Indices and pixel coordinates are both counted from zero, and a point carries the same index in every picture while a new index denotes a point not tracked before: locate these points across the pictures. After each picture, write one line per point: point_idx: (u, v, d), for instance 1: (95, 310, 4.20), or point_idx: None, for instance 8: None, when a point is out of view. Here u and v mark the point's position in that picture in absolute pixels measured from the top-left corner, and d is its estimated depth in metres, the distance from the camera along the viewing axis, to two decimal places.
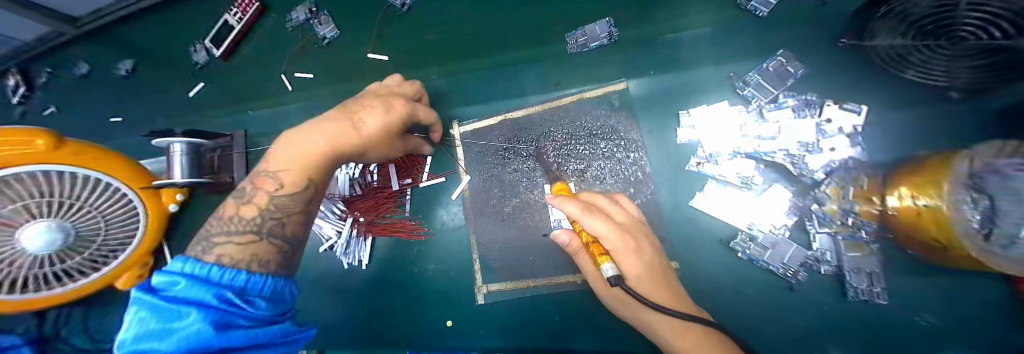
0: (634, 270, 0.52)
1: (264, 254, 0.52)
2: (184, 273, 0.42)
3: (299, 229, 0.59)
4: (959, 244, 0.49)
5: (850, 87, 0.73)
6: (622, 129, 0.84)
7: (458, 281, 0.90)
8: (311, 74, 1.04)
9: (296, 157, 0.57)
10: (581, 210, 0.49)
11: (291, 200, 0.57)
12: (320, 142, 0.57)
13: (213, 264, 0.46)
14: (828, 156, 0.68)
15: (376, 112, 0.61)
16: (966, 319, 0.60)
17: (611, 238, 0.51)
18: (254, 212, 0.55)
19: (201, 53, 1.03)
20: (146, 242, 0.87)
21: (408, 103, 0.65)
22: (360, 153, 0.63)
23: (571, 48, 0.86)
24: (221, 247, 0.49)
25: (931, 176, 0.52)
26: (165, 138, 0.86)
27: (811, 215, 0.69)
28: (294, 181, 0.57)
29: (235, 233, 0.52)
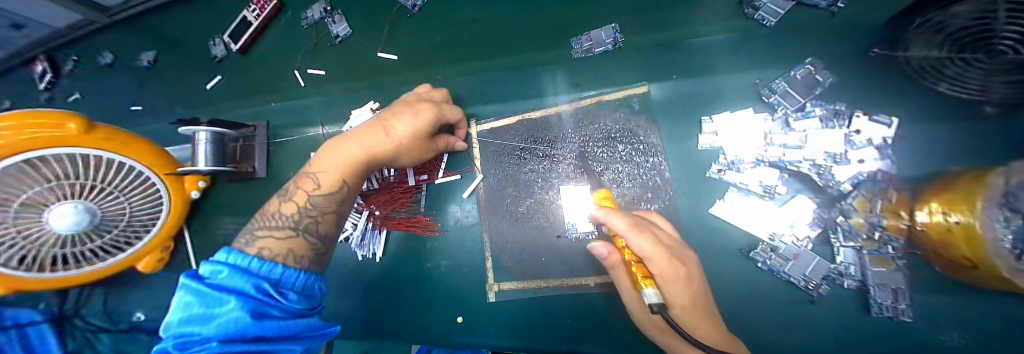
0: (679, 297, 0.55)
1: (300, 251, 0.57)
2: (228, 263, 0.46)
3: (329, 229, 0.64)
4: (987, 261, 0.48)
5: (879, 97, 0.71)
6: (642, 133, 0.83)
7: (468, 278, 0.91)
8: (321, 70, 1.05)
9: (333, 162, 0.64)
10: (628, 225, 0.55)
11: (325, 199, 0.63)
12: (357, 149, 0.64)
13: (255, 256, 0.49)
14: (856, 168, 0.67)
15: (407, 119, 0.66)
16: (994, 340, 0.57)
17: (660, 262, 0.54)
18: (294, 209, 0.61)
19: (220, 48, 1.07)
20: (168, 226, 0.90)
21: (433, 111, 0.70)
22: (392, 159, 0.68)
23: (576, 53, 0.89)
24: (262, 241, 0.55)
25: (965, 193, 0.50)
26: (190, 127, 0.88)
27: (835, 228, 0.67)
28: (330, 184, 0.63)
29: (274, 229, 0.58)
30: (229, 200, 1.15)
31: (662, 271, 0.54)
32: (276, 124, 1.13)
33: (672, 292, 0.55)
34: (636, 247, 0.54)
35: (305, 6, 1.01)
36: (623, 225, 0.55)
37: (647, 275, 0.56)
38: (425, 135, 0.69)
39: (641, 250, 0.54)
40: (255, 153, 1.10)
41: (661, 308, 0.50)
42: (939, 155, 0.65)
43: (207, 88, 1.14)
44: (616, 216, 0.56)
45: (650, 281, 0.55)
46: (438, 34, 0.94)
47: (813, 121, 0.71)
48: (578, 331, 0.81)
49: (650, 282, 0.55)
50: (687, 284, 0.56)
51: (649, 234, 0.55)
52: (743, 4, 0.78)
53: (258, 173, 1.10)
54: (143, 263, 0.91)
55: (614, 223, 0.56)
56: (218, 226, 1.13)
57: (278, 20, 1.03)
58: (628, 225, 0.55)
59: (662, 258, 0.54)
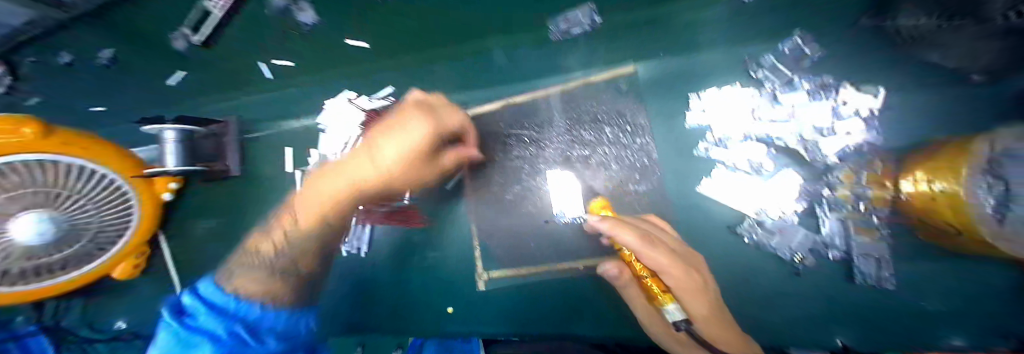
0: (699, 307, 0.58)
1: (274, 290, 0.71)
2: (208, 302, 0.65)
3: (307, 264, 0.80)
4: (973, 230, 0.49)
5: (868, 68, 0.70)
6: (629, 114, 0.82)
7: (458, 268, 0.89)
8: (289, 62, 0.96)
9: (320, 198, 0.77)
10: (638, 241, 0.58)
11: (303, 240, 0.78)
12: (336, 189, 0.77)
13: (234, 298, 0.66)
14: (844, 141, 0.66)
15: (391, 144, 0.72)
16: (972, 304, 0.59)
17: (675, 275, 0.57)
18: (271, 250, 0.77)
19: (182, 41, 0.93)
20: (138, 234, 0.89)
21: (430, 124, 0.71)
22: (376, 186, 0.78)
23: (554, 35, 0.81)
24: (241, 283, 0.70)
25: (949, 162, 0.51)
26: (158, 126, 0.86)
27: (822, 201, 0.66)
28: (309, 224, 0.78)
29: (253, 273, 0.73)
30: (205, 201, 1.10)
31: (680, 285, 0.56)
32: (247, 119, 1.06)
33: (693, 307, 0.58)
34: (651, 261, 0.57)
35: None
36: (632, 241, 0.58)
37: (666, 291, 0.57)
38: (420, 150, 0.73)
39: (657, 265, 0.56)
40: (227, 150, 1.05)
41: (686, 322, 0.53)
42: (926, 125, 0.65)
43: (168, 84, 1.04)
44: (626, 231, 0.59)
45: (671, 297, 0.56)
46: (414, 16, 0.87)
47: (801, 94, 0.70)
48: (569, 315, 0.81)
49: (671, 298, 0.56)
50: (700, 295, 0.60)
51: (661, 248, 0.59)
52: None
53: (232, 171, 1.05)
54: (117, 271, 0.91)
55: (622, 238, 0.59)
56: (196, 228, 1.09)
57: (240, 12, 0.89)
58: (638, 240, 0.58)
59: (676, 271, 0.58)
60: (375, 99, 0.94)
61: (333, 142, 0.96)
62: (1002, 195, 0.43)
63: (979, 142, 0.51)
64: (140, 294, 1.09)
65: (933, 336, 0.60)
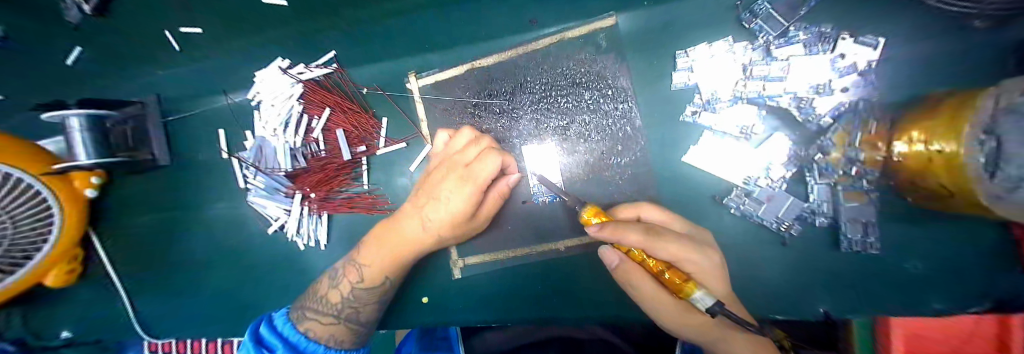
0: (709, 284, 0.52)
1: (341, 335, 0.65)
2: (286, 339, 0.61)
3: (371, 313, 0.70)
4: (968, 191, 0.45)
5: (869, 16, 0.63)
6: (611, 76, 0.72)
7: (430, 257, 0.82)
8: (199, 28, 0.81)
9: (381, 254, 0.67)
10: (644, 237, 0.47)
11: (367, 292, 0.67)
12: (410, 239, 0.66)
13: (303, 336, 0.62)
14: (838, 98, 0.60)
15: (437, 207, 0.63)
16: (952, 262, 0.60)
17: (682, 259, 0.50)
18: (338, 298, 0.66)
19: (74, 11, 0.78)
20: (65, 241, 0.78)
21: (474, 188, 0.59)
22: (436, 240, 0.67)
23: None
24: (310, 322, 0.64)
25: (953, 117, 0.46)
26: (53, 112, 0.70)
27: (812, 165, 0.62)
28: (373, 277, 0.67)
29: (320, 313, 0.66)
30: (135, 196, 0.95)
31: (693, 266, 0.51)
32: (170, 98, 0.91)
33: (710, 287, 0.52)
34: (659, 252, 0.48)
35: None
36: (637, 241, 0.47)
37: (686, 279, 0.47)
38: (467, 210, 0.63)
39: (669, 254, 0.48)
40: (149, 135, 0.90)
41: (721, 307, 0.42)
42: (921, 77, 0.61)
43: (71, 64, 0.87)
44: (628, 229, 0.47)
45: (693, 282, 0.46)
46: None
47: (796, 47, 0.62)
48: (552, 297, 0.77)
49: (694, 284, 0.46)
50: (718, 278, 0.54)
51: (669, 237, 0.51)
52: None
53: (163, 160, 0.91)
54: (50, 279, 0.81)
55: (627, 238, 0.46)
56: (127, 228, 0.95)
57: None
58: (643, 234, 0.48)
59: (682, 255, 0.50)
60: (313, 67, 0.81)
61: (271, 122, 0.82)
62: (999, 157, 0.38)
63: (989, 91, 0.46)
64: (75, 307, 0.96)
65: (912, 295, 0.62)
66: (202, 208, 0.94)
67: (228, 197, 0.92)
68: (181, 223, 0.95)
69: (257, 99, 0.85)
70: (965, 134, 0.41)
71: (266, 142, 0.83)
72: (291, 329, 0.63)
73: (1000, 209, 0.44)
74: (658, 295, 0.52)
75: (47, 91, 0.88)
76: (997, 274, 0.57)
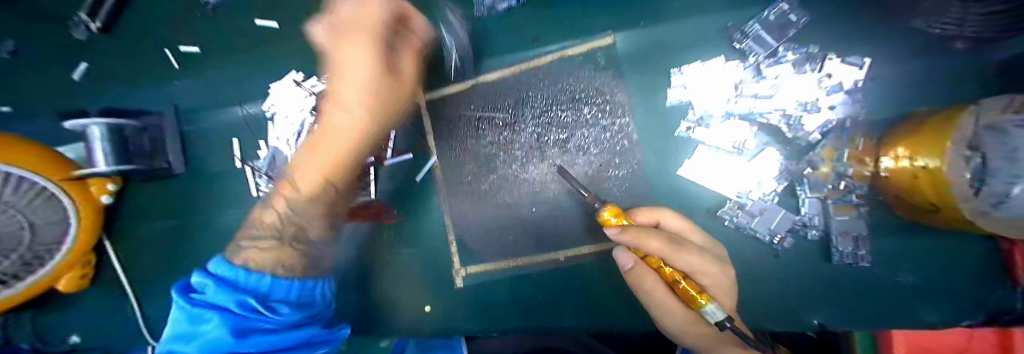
0: (721, 299, 0.55)
1: (286, 259, 0.53)
2: (216, 276, 0.46)
3: (320, 234, 0.62)
4: (954, 206, 0.49)
5: (857, 39, 0.67)
6: (608, 92, 0.75)
7: (432, 264, 0.84)
8: (196, 48, 0.90)
9: (310, 161, 0.60)
10: (666, 245, 0.50)
11: (309, 205, 0.59)
12: (332, 136, 0.60)
13: (241, 267, 0.47)
14: (827, 116, 0.63)
15: (347, 81, 0.58)
16: (938, 271, 0.63)
17: (700, 270, 0.53)
18: (274, 218, 0.58)
19: (81, 29, 0.88)
20: (77, 249, 0.79)
21: (371, 38, 0.57)
22: (369, 124, 0.61)
23: (479, 10, 0.78)
24: (248, 252, 0.52)
25: (931, 134, 0.50)
26: (82, 120, 0.76)
27: (802, 180, 0.64)
28: (310, 185, 0.60)
29: (260, 240, 0.55)
30: (148, 204, 0.98)
31: (705, 277, 0.54)
32: (185, 108, 0.94)
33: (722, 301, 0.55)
34: (677, 262, 0.51)
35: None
36: (658, 247, 0.50)
37: (700, 290, 0.50)
38: (380, 72, 0.58)
39: (685, 265, 0.51)
40: (164, 144, 0.93)
41: (731, 325, 0.47)
42: (903, 97, 0.66)
43: (77, 80, 0.91)
44: (651, 235, 0.50)
45: (707, 295, 0.49)
46: None
47: (785, 66, 0.65)
48: (552, 306, 0.79)
49: (707, 297, 0.49)
50: (732, 292, 0.58)
51: (689, 248, 0.54)
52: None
53: (176, 169, 0.94)
54: (63, 283, 0.83)
55: (648, 245, 0.49)
56: (139, 235, 0.98)
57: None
58: (665, 243, 0.50)
59: (701, 267, 0.53)
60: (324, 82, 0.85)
61: (283, 133, 0.86)
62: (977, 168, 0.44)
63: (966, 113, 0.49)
64: (84, 313, 0.98)
65: (908, 308, 0.64)
66: (214, 215, 0.97)
67: (238, 203, 0.95)
68: (192, 230, 0.98)
69: (271, 111, 0.89)
70: (948, 150, 0.45)
71: (278, 152, 0.87)
72: (222, 263, 0.48)
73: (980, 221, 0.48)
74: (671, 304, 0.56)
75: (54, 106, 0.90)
76: (973, 279, 0.63)
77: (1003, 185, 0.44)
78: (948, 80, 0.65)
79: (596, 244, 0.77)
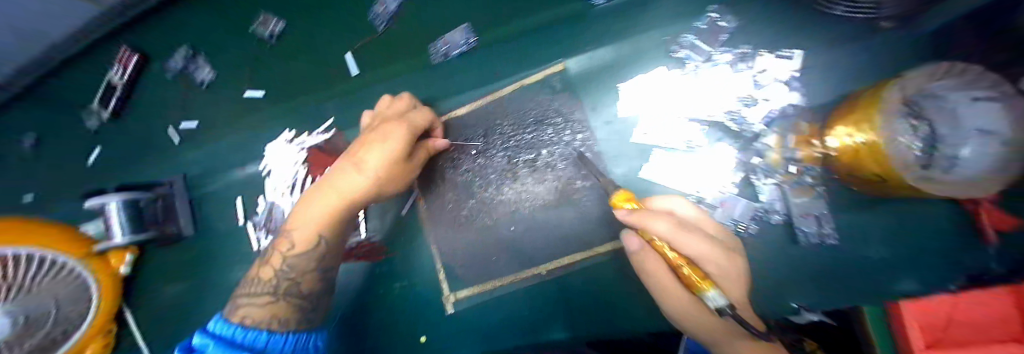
0: (732, 290, 0.48)
1: (277, 314, 0.57)
2: (214, 335, 0.48)
3: (313, 284, 0.64)
4: (895, 175, 0.52)
5: (793, 32, 0.71)
6: (566, 111, 0.81)
7: (425, 293, 0.88)
8: (195, 123, 1.02)
9: (311, 216, 0.62)
10: (673, 227, 0.44)
11: (302, 259, 0.61)
12: (335, 199, 0.61)
13: (239, 325, 0.52)
14: (767, 107, 0.67)
15: (369, 154, 0.59)
16: (908, 241, 0.65)
17: (709, 257, 0.46)
18: (272, 273, 0.61)
19: (94, 118, 1.03)
20: (98, 318, 0.84)
21: (406, 126, 0.61)
22: (378, 190, 0.62)
23: (435, 58, 0.88)
24: (244, 309, 0.57)
25: (867, 112, 0.54)
26: (99, 198, 0.82)
27: (755, 169, 0.67)
28: (305, 240, 0.61)
29: (256, 296, 0.59)
30: (162, 269, 1.05)
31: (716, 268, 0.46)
32: (193, 175, 1.03)
33: (732, 292, 0.48)
34: (683, 247, 0.45)
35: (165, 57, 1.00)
36: (663, 228, 0.45)
37: (704, 277, 0.44)
38: (402, 155, 0.60)
39: (691, 250, 0.45)
40: (175, 211, 1.01)
41: (733, 312, 0.39)
42: (843, 80, 0.70)
43: (89, 164, 1.05)
44: (655, 217, 0.45)
45: (710, 282, 0.43)
46: (343, 49, 0.92)
47: (721, 68, 0.71)
48: (543, 320, 0.82)
49: (709, 283, 0.43)
50: (741, 282, 0.50)
51: (696, 232, 0.48)
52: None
53: (187, 232, 1.02)
54: None
55: (653, 226, 0.44)
56: (151, 299, 1.04)
57: (145, 77, 1.02)
58: (670, 225, 0.45)
59: (709, 254, 0.46)
60: (313, 136, 0.94)
61: (279, 186, 0.94)
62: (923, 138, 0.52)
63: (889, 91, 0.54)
64: None
65: (886, 281, 0.65)
66: (219, 273, 1.02)
67: (241, 258, 1.01)
68: (201, 289, 1.03)
69: (267, 169, 0.97)
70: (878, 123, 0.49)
71: (275, 205, 0.94)
72: (218, 323, 0.51)
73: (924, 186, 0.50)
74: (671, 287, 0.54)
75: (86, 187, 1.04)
76: (947, 244, 0.64)
77: (952, 149, 0.52)
78: (886, 58, 0.68)
79: (586, 253, 0.79)
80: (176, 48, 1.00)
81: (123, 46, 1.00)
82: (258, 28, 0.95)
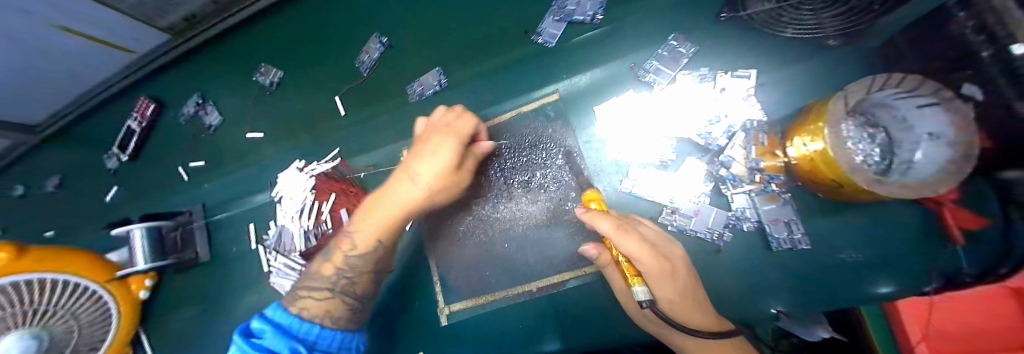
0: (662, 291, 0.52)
1: (334, 311, 0.63)
2: (275, 323, 0.57)
3: (366, 286, 0.70)
4: (843, 176, 0.52)
5: (747, 55, 0.79)
6: (553, 134, 0.88)
7: (420, 310, 0.91)
8: (202, 161, 1.13)
9: (373, 221, 0.66)
10: (615, 229, 0.50)
11: (360, 260, 0.67)
12: (395, 210, 0.65)
13: (296, 316, 0.59)
14: (728, 123, 0.74)
15: (427, 164, 0.63)
16: (880, 242, 0.68)
17: (646, 260, 0.50)
18: (331, 270, 0.67)
19: (113, 161, 1.14)
20: (117, 341, 0.89)
21: (455, 139, 0.64)
22: (430, 202, 0.67)
23: (412, 97, 0.99)
24: (304, 301, 0.63)
25: (813, 122, 0.57)
26: (124, 227, 0.87)
27: (723, 180, 0.73)
28: (364, 244, 0.67)
29: (314, 290, 0.65)
30: (176, 294, 1.11)
31: (650, 269, 0.50)
32: (210, 204, 1.14)
33: (665, 288, 0.52)
34: (625, 246, 0.50)
35: (181, 103, 1.12)
36: (607, 228, 0.51)
37: (636, 274, 0.53)
38: (453, 165, 0.64)
39: (629, 251, 0.50)
40: (194, 239, 1.09)
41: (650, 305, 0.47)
42: (799, 94, 0.76)
43: (107, 200, 1.16)
44: (601, 217, 0.52)
45: (639, 279, 0.53)
46: (348, 84, 1.03)
47: (686, 88, 0.79)
48: (537, 333, 0.84)
49: (638, 280, 0.52)
50: (673, 281, 0.52)
51: (636, 235, 0.52)
52: (530, 33, 0.91)
53: (203, 258, 1.08)
54: None
55: (600, 226, 0.51)
56: (162, 324, 1.09)
57: (159, 122, 1.13)
58: (614, 227, 0.51)
59: (648, 257, 0.50)
60: (322, 163, 1.03)
61: (289, 211, 1.01)
62: (884, 145, 0.64)
63: (835, 98, 0.55)
64: None
65: (864, 283, 0.67)
66: (229, 296, 1.08)
67: (251, 283, 1.07)
68: (211, 313, 1.08)
69: (278, 196, 1.05)
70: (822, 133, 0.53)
71: (284, 229, 1.01)
72: (281, 312, 0.59)
73: (877, 191, 0.51)
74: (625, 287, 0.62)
75: (107, 219, 1.15)
76: (920, 243, 0.66)
77: (905, 154, 0.60)
78: (834, 74, 0.75)
79: (581, 268, 0.82)
80: (190, 96, 1.11)
81: (142, 95, 1.12)
82: (261, 76, 1.06)
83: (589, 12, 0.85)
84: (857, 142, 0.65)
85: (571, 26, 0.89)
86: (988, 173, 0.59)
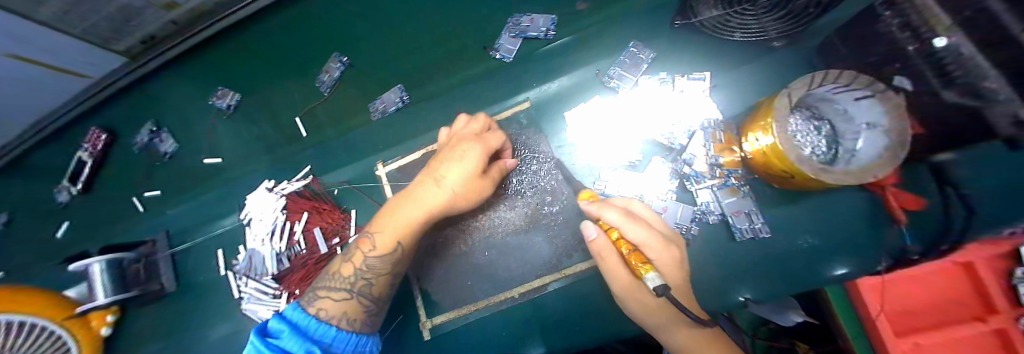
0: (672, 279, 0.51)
1: (352, 313, 0.62)
2: (292, 323, 0.54)
3: (383, 289, 0.67)
4: (794, 166, 0.55)
5: (699, 59, 0.85)
6: (526, 141, 0.89)
7: (402, 324, 0.90)
8: (158, 191, 1.12)
9: (394, 223, 0.64)
10: (621, 216, 0.51)
11: (379, 261, 0.64)
12: (417, 214, 0.63)
13: (314, 317, 0.57)
14: (687, 122, 0.78)
15: (454, 170, 0.62)
16: (831, 226, 0.72)
17: (654, 247, 0.51)
18: (351, 271, 0.64)
19: (64, 194, 1.08)
20: None
21: (482, 148, 0.64)
22: (451, 210, 0.65)
23: (374, 115, 1.01)
24: (322, 301, 0.61)
25: (764, 117, 0.61)
26: (80, 262, 0.81)
27: (687, 176, 0.77)
28: (385, 247, 0.64)
29: (333, 290, 0.63)
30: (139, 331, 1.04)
31: (658, 255, 0.50)
32: (177, 231, 1.10)
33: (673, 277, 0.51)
34: (632, 234, 0.51)
35: (133, 129, 1.06)
36: (615, 216, 0.52)
37: (644, 262, 0.49)
38: (477, 173, 0.63)
39: (636, 236, 0.50)
40: (158, 269, 1.04)
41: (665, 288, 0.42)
42: (749, 93, 0.82)
43: (58, 237, 1.10)
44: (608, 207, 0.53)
45: (649, 266, 0.48)
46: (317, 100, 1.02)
47: (648, 91, 0.84)
48: (521, 338, 0.84)
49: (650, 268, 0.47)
50: (680, 268, 0.52)
51: (643, 223, 0.53)
52: (487, 48, 0.94)
53: (169, 289, 1.03)
54: None
55: (607, 215, 0.52)
56: None
57: (113, 150, 1.06)
58: (620, 215, 0.52)
59: (656, 242, 0.51)
60: (294, 182, 1.02)
61: (259, 233, 0.99)
62: (829, 136, 0.69)
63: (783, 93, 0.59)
64: None
65: (821, 266, 0.71)
66: (199, 326, 1.03)
67: (222, 311, 1.02)
68: (178, 347, 1.02)
69: (248, 218, 1.02)
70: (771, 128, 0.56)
71: (255, 253, 0.97)
72: (296, 313, 0.56)
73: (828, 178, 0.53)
74: (630, 284, 0.55)
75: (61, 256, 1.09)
76: (867, 224, 0.71)
77: (847, 142, 0.65)
78: (778, 73, 0.81)
79: (560, 271, 0.83)
80: (143, 123, 1.05)
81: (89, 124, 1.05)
82: (216, 99, 1.03)
83: (542, 28, 0.88)
84: (803, 135, 0.70)
85: (526, 42, 0.91)
86: (922, 157, 0.64)
